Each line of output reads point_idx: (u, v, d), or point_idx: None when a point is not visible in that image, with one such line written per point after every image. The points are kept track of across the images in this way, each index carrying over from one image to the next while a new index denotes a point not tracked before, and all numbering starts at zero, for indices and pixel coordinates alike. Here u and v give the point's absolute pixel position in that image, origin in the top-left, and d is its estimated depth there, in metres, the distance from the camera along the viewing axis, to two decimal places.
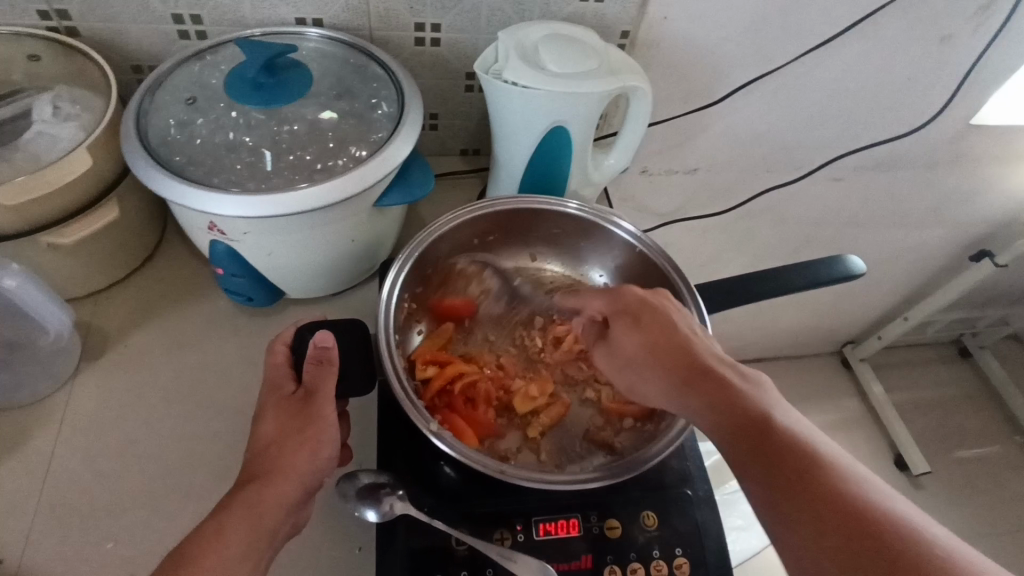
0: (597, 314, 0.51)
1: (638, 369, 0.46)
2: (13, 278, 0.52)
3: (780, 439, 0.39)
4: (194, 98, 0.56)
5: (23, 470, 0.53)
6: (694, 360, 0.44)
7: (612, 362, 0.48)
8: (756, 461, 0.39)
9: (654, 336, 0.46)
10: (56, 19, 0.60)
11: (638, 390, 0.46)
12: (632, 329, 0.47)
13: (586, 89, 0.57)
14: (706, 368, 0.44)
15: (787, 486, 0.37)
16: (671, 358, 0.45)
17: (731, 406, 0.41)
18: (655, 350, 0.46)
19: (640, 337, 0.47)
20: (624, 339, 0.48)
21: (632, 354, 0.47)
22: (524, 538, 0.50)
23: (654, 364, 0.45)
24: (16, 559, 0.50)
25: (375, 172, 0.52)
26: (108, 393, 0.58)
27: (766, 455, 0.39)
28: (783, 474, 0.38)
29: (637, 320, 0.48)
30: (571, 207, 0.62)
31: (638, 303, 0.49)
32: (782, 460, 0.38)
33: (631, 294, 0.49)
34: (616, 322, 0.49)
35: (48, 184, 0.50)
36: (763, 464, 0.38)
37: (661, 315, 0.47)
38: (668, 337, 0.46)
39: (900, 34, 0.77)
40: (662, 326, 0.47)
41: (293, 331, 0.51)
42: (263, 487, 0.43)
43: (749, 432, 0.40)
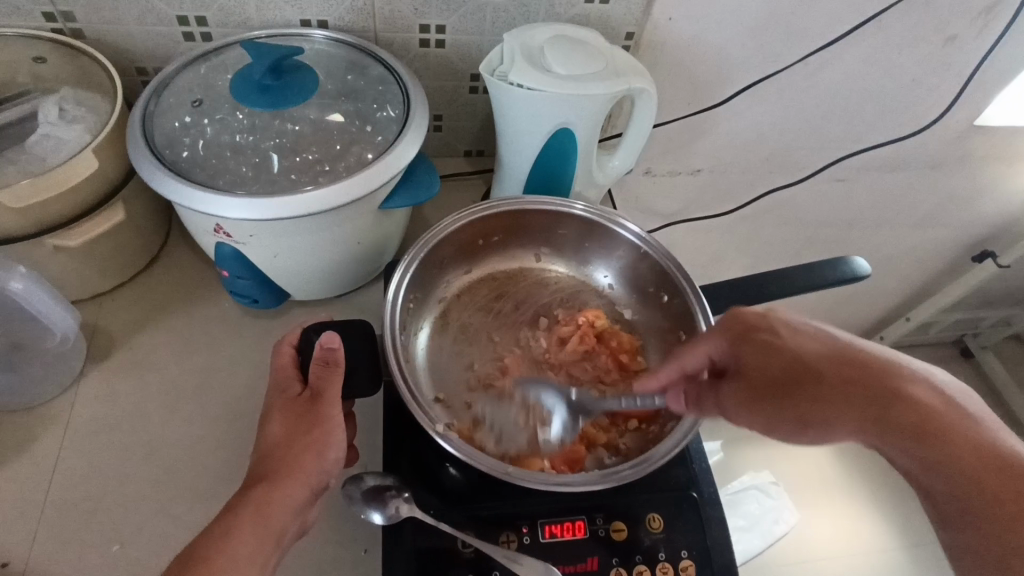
0: (715, 348, 0.50)
1: (786, 394, 0.44)
2: (20, 281, 0.52)
3: (998, 462, 0.38)
4: (200, 101, 0.56)
5: (29, 472, 0.53)
6: (868, 375, 0.43)
7: (745, 392, 0.47)
8: (956, 476, 0.38)
9: (798, 355, 0.45)
10: (61, 21, 0.60)
11: (798, 413, 0.44)
12: (766, 347, 0.46)
13: (592, 92, 0.57)
14: (893, 383, 0.42)
15: (1004, 509, 0.37)
16: (825, 374, 0.44)
17: (910, 421, 0.40)
18: (807, 367, 0.44)
19: (790, 354, 0.45)
20: (760, 358, 0.46)
21: (777, 373, 0.45)
22: (530, 541, 0.50)
23: (805, 385, 0.44)
24: (22, 561, 0.50)
25: (381, 174, 0.52)
26: (113, 394, 0.58)
27: (972, 475, 0.38)
28: (1005, 500, 0.37)
29: (765, 343, 0.46)
30: (577, 208, 0.62)
31: (757, 321, 0.48)
32: (987, 484, 0.38)
33: (750, 314, 0.49)
34: (740, 345, 0.48)
35: (54, 186, 0.50)
36: (961, 481, 0.38)
37: (797, 334, 0.46)
38: (814, 356, 0.45)
39: (905, 36, 0.77)
40: (798, 348, 0.45)
41: (299, 332, 0.51)
42: (271, 488, 0.43)
43: (946, 449, 0.39)
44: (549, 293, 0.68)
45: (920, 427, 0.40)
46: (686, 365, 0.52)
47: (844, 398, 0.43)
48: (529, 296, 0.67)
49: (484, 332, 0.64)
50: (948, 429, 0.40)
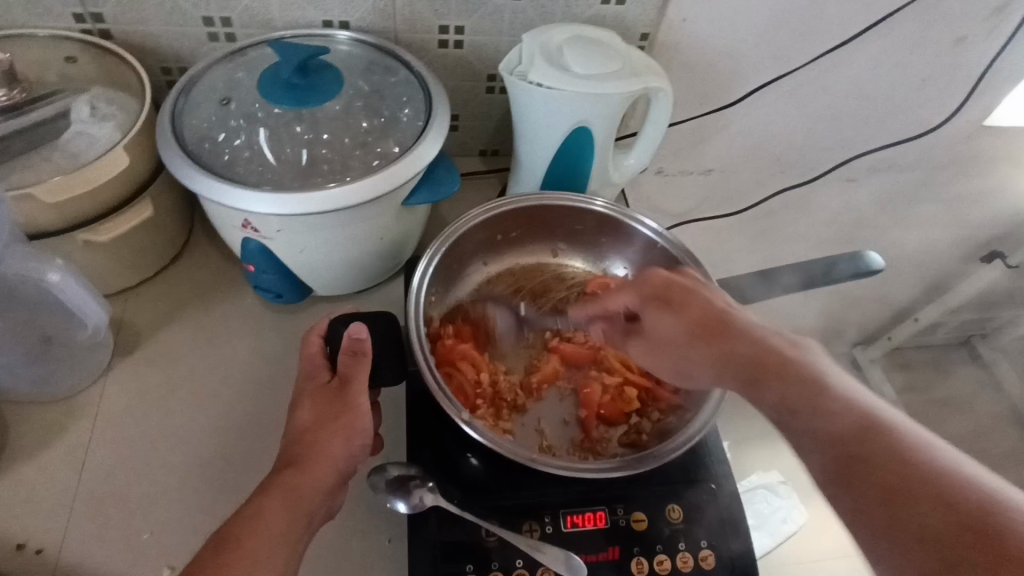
0: (630, 298, 0.54)
1: (686, 356, 0.48)
2: (57, 273, 0.52)
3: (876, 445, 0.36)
4: (228, 99, 0.57)
5: (61, 462, 0.55)
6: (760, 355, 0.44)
7: (651, 343, 0.51)
8: (774, 402, 0.41)
9: (707, 313, 0.48)
10: (90, 22, 0.61)
11: (677, 363, 0.49)
12: (663, 303, 0.51)
13: (611, 91, 0.59)
14: (784, 366, 0.42)
15: (831, 441, 0.37)
16: (750, 349, 0.44)
17: (781, 394, 0.41)
18: (727, 348, 0.45)
19: (693, 328, 0.48)
20: (655, 320, 0.51)
21: (665, 332, 0.50)
22: (552, 530, 0.51)
23: (702, 347, 0.47)
24: (56, 549, 0.51)
25: (404, 172, 0.53)
26: (140, 388, 0.59)
27: (803, 416, 0.39)
28: (837, 445, 0.37)
29: (681, 295, 0.50)
30: (597, 204, 0.63)
31: (664, 283, 0.52)
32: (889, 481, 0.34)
33: (659, 274, 0.53)
34: (647, 305, 0.52)
35: (88, 183, 0.52)
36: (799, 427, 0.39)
37: (686, 290, 0.51)
38: (710, 313, 0.48)
39: (915, 36, 0.78)
40: (678, 300, 0.50)
41: (326, 323, 0.52)
42: (302, 471, 0.45)
43: (792, 398, 0.40)
44: (567, 288, 0.68)
45: (812, 412, 0.39)
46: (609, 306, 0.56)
47: (745, 367, 0.44)
48: (546, 292, 0.68)
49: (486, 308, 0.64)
50: (836, 408, 0.38)
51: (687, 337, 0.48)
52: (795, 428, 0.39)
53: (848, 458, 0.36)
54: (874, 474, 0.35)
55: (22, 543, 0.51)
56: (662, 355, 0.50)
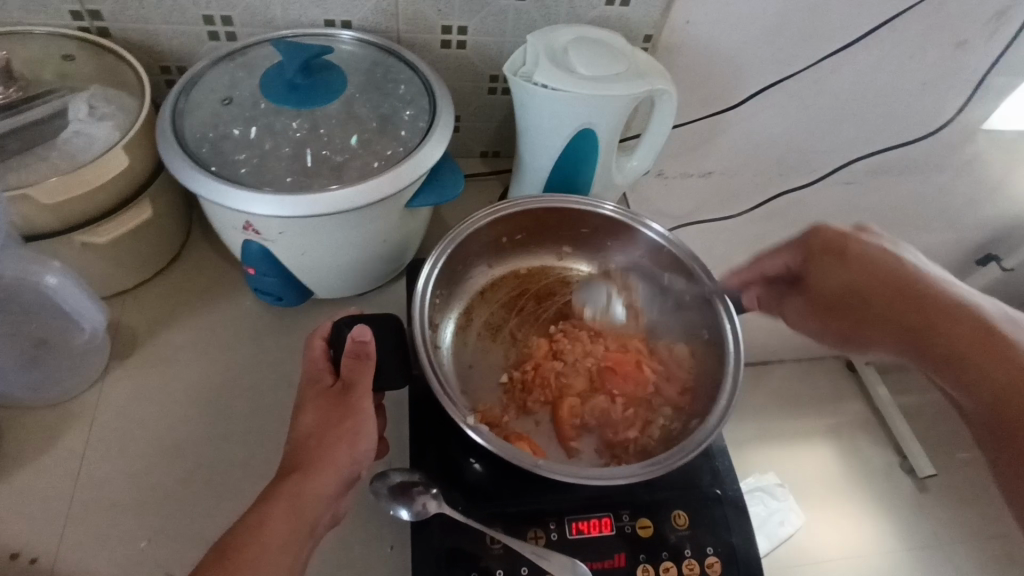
0: (791, 258, 0.57)
1: (863, 320, 0.52)
2: (55, 275, 0.53)
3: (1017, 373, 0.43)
4: (230, 99, 0.57)
5: (57, 469, 0.54)
6: (921, 301, 0.49)
7: (814, 296, 0.56)
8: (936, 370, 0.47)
9: (899, 282, 0.50)
10: (87, 19, 0.60)
11: (849, 329, 0.53)
12: (846, 263, 0.52)
13: (617, 92, 0.58)
14: (948, 313, 0.47)
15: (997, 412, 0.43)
16: (937, 316, 0.48)
17: (957, 361, 0.46)
18: (890, 286, 0.50)
19: (880, 285, 0.51)
20: (824, 274, 0.54)
21: (836, 288, 0.53)
22: (558, 537, 0.51)
23: (875, 316, 0.51)
24: (51, 558, 0.50)
25: (408, 174, 0.52)
26: (137, 392, 0.58)
27: (980, 390, 0.44)
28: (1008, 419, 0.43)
29: (878, 263, 0.51)
30: (605, 208, 0.63)
31: (839, 239, 0.54)
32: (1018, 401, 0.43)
33: (829, 229, 0.54)
34: (812, 261, 0.55)
35: (86, 183, 0.51)
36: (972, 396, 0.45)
37: (859, 246, 0.52)
38: (890, 268, 0.51)
39: (918, 39, 0.78)
40: (863, 278, 0.51)
41: (329, 326, 0.51)
42: (305, 477, 0.44)
43: (962, 367, 0.46)
44: (572, 292, 0.68)
45: (1005, 390, 0.43)
46: (765, 270, 0.59)
47: (913, 329, 0.48)
48: (550, 296, 0.67)
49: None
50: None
51: (865, 298, 0.51)
52: (974, 389, 0.45)
53: (1003, 400, 0.43)
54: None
55: (17, 552, 0.50)
56: (822, 317, 0.55)
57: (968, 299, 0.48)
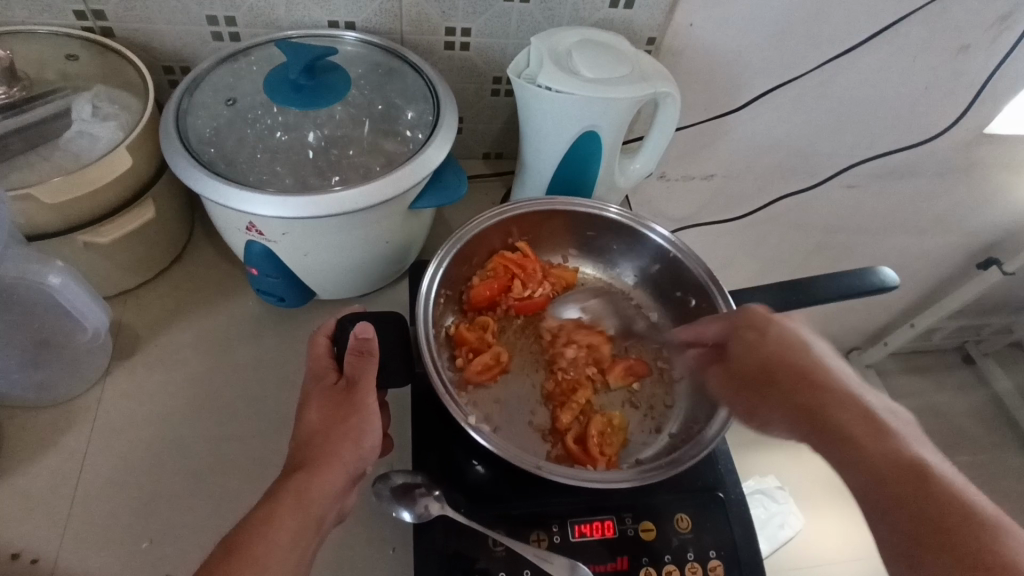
0: (720, 328, 0.53)
1: (762, 395, 0.47)
2: (58, 276, 0.51)
3: (905, 465, 0.40)
4: (234, 100, 0.56)
5: (59, 469, 0.53)
6: (823, 391, 0.45)
7: (728, 372, 0.51)
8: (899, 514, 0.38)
9: (797, 367, 0.47)
10: (91, 19, 0.60)
11: (750, 403, 0.48)
12: (745, 337, 0.50)
13: (620, 95, 0.58)
14: (841, 406, 0.44)
15: (934, 539, 0.36)
16: (817, 403, 0.44)
17: (864, 456, 0.41)
18: (789, 363, 0.47)
19: (784, 378, 0.47)
20: (744, 351, 0.50)
21: (753, 366, 0.49)
22: (561, 540, 0.50)
23: (783, 399, 0.46)
24: (52, 558, 0.50)
25: (412, 176, 0.52)
26: (139, 391, 0.58)
27: (919, 513, 0.37)
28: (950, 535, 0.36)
29: (769, 343, 0.49)
30: (611, 211, 0.63)
31: (761, 321, 0.50)
32: (920, 496, 0.38)
33: (759, 311, 0.51)
34: (734, 332, 0.51)
35: (90, 183, 0.50)
36: (903, 518, 0.38)
37: (763, 326, 0.50)
38: (792, 359, 0.47)
39: (920, 43, 0.77)
40: (795, 358, 0.47)
41: (334, 322, 0.51)
42: (308, 473, 0.44)
43: (907, 497, 0.38)
44: (577, 294, 0.68)
45: (941, 518, 0.37)
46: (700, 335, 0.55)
47: (846, 439, 0.42)
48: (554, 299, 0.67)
49: (506, 300, 0.65)
50: (969, 511, 0.37)
51: (753, 381, 0.48)
52: (861, 483, 0.40)
53: (893, 498, 0.39)
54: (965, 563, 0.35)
55: (18, 552, 0.49)
56: (737, 391, 0.50)
57: (841, 383, 0.45)
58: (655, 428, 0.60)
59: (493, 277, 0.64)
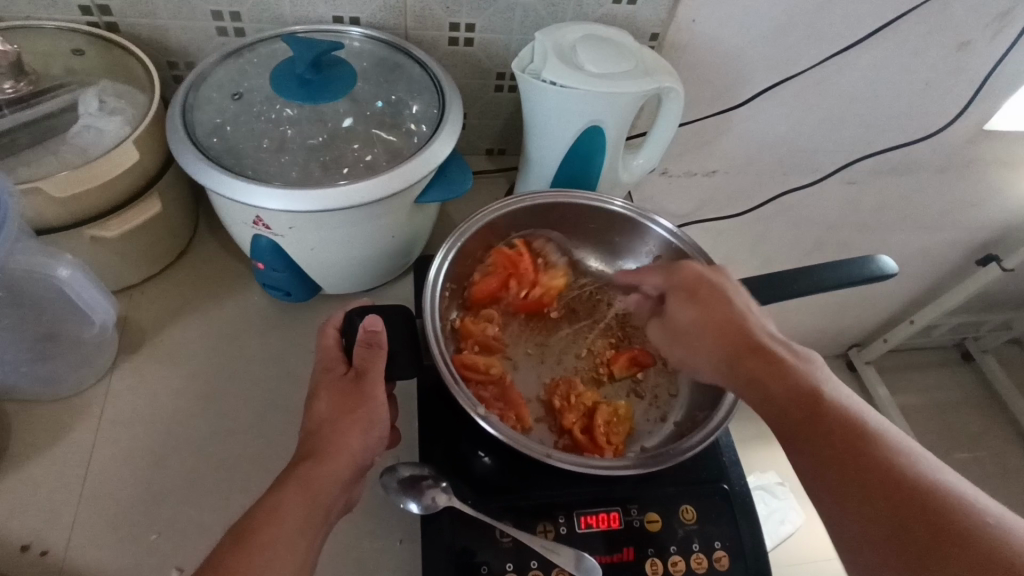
0: (660, 281, 0.54)
1: (693, 351, 0.49)
2: (67, 268, 0.51)
3: (805, 394, 0.43)
4: (239, 94, 0.57)
5: (67, 462, 0.54)
6: (742, 338, 0.47)
7: (665, 328, 0.53)
8: (818, 447, 0.41)
9: (720, 318, 0.49)
10: (96, 14, 0.60)
11: (684, 356, 0.50)
12: (676, 296, 0.52)
13: (623, 90, 0.58)
14: (757, 347, 0.46)
15: (841, 458, 0.39)
16: (738, 346, 0.47)
17: (773, 394, 0.44)
18: (711, 315, 0.49)
19: (711, 335, 0.48)
20: (680, 313, 0.51)
21: (686, 325, 0.50)
22: (567, 531, 0.51)
23: (710, 346, 0.48)
24: (61, 550, 0.50)
25: (418, 169, 0.53)
26: (146, 385, 0.58)
27: (829, 444, 0.40)
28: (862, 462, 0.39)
29: (692, 298, 0.51)
30: (615, 204, 0.64)
31: (694, 280, 0.52)
32: (824, 425, 0.41)
33: (693, 268, 0.53)
34: (671, 293, 0.53)
35: (97, 176, 0.51)
36: (818, 450, 0.40)
37: (712, 285, 0.51)
38: (719, 312, 0.49)
39: (921, 39, 0.78)
40: (722, 315, 0.49)
41: (342, 315, 0.51)
42: (317, 463, 0.44)
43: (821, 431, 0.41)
44: (581, 287, 0.68)
45: (845, 440, 0.40)
46: (643, 285, 0.56)
47: (767, 386, 0.44)
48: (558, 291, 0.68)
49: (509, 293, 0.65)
50: (860, 430, 0.40)
51: (688, 336, 0.50)
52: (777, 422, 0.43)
53: (805, 428, 0.42)
54: (864, 478, 0.38)
55: (27, 545, 0.50)
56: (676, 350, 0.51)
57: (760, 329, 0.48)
58: (660, 418, 0.60)
59: (495, 271, 0.64)
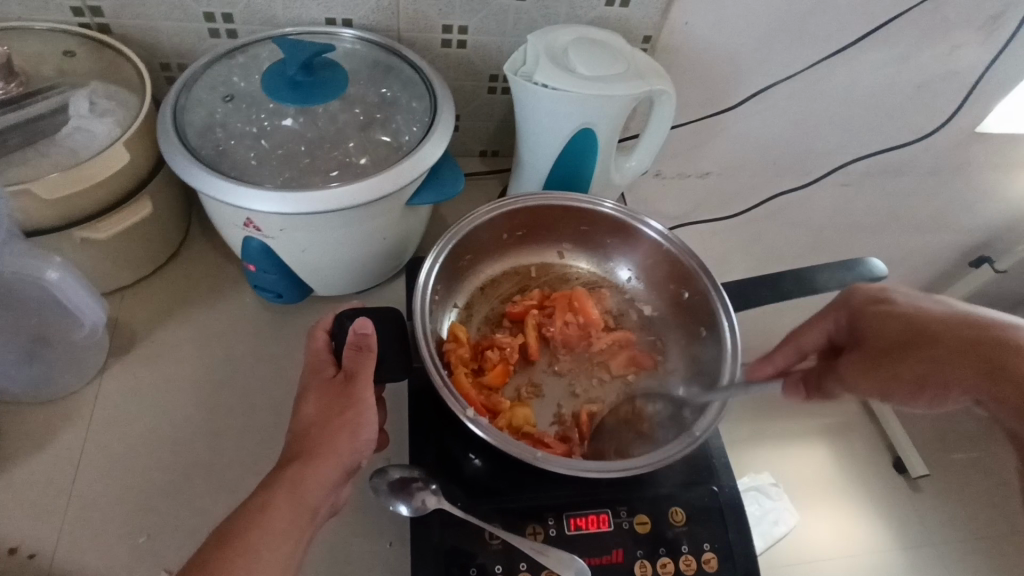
0: (834, 318, 0.51)
1: (934, 365, 0.43)
2: (57, 270, 0.52)
3: None
4: (231, 97, 0.57)
5: (56, 464, 0.54)
6: (998, 343, 0.42)
7: (866, 351, 0.47)
8: None
9: (964, 331, 0.43)
10: (88, 16, 0.60)
11: (915, 376, 0.43)
12: (881, 316, 0.47)
13: (615, 92, 0.58)
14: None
15: None
16: (996, 355, 0.41)
17: None
18: (943, 327, 0.44)
19: (948, 341, 0.43)
20: (879, 326, 0.47)
21: (897, 333, 0.45)
22: (556, 533, 0.51)
23: (950, 358, 0.42)
24: (50, 551, 0.50)
25: (410, 172, 0.53)
26: (136, 387, 0.58)
27: None
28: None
29: (901, 319, 0.46)
30: (605, 206, 0.63)
31: (860, 303, 0.49)
32: None
33: (867, 288, 0.50)
34: (859, 314, 0.48)
35: (87, 179, 0.51)
36: None
37: (899, 304, 0.47)
38: (966, 325, 0.44)
39: (913, 42, 0.78)
40: (942, 328, 0.44)
41: (332, 318, 0.52)
42: (306, 465, 0.44)
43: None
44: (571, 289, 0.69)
45: None
46: (802, 343, 0.52)
47: None
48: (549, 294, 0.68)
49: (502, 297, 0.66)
50: None
51: (912, 349, 0.44)
52: None
53: None
54: None
55: (15, 547, 0.50)
56: (883, 380, 0.45)
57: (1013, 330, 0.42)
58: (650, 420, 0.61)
59: None
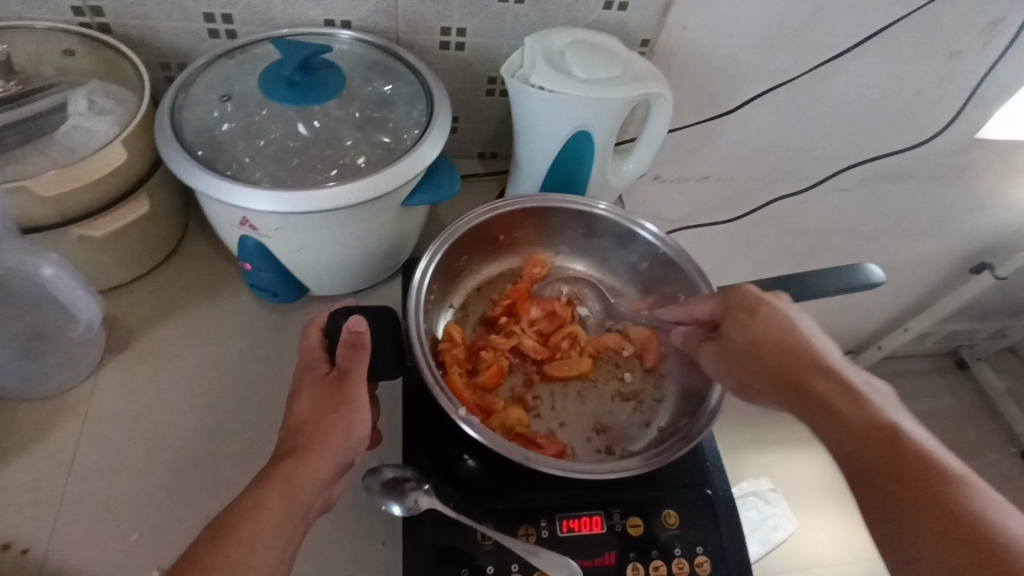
0: (714, 306, 0.54)
1: (752, 371, 0.49)
2: (51, 267, 0.53)
3: (880, 429, 0.41)
4: (228, 97, 0.57)
5: (50, 460, 0.54)
6: (808, 366, 0.46)
7: (721, 349, 0.52)
8: (860, 463, 0.40)
9: (788, 346, 0.48)
10: (88, 15, 0.61)
11: (740, 378, 0.50)
12: (741, 320, 0.51)
13: (611, 95, 0.59)
14: (824, 378, 0.45)
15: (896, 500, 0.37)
16: (799, 377, 0.46)
17: (844, 423, 0.42)
18: (774, 339, 0.48)
19: (772, 353, 0.48)
20: (738, 327, 0.51)
21: (741, 341, 0.50)
22: (549, 534, 0.51)
23: (759, 367, 0.48)
24: (43, 547, 0.50)
25: (405, 172, 0.53)
26: (131, 384, 0.58)
27: (887, 471, 0.39)
28: (921, 496, 0.37)
29: (748, 322, 0.50)
30: (600, 208, 0.63)
31: (754, 300, 0.51)
32: (893, 461, 0.39)
33: (751, 289, 0.52)
34: (729, 311, 0.52)
35: (84, 176, 0.51)
36: (880, 484, 0.38)
37: (766, 306, 0.50)
38: (789, 340, 0.48)
39: (911, 48, 0.78)
40: (779, 339, 0.48)
41: (327, 315, 0.52)
42: (297, 464, 0.44)
43: (884, 462, 0.39)
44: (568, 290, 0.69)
45: (919, 479, 0.37)
46: (695, 313, 0.56)
47: (826, 411, 0.43)
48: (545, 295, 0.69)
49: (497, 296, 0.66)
50: (945, 476, 0.37)
51: (744, 357, 0.50)
52: (841, 451, 0.41)
53: (876, 468, 0.39)
54: (947, 527, 0.35)
55: (7, 543, 0.50)
56: (732, 370, 0.50)
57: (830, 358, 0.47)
58: (644, 422, 0.61)
59: None
